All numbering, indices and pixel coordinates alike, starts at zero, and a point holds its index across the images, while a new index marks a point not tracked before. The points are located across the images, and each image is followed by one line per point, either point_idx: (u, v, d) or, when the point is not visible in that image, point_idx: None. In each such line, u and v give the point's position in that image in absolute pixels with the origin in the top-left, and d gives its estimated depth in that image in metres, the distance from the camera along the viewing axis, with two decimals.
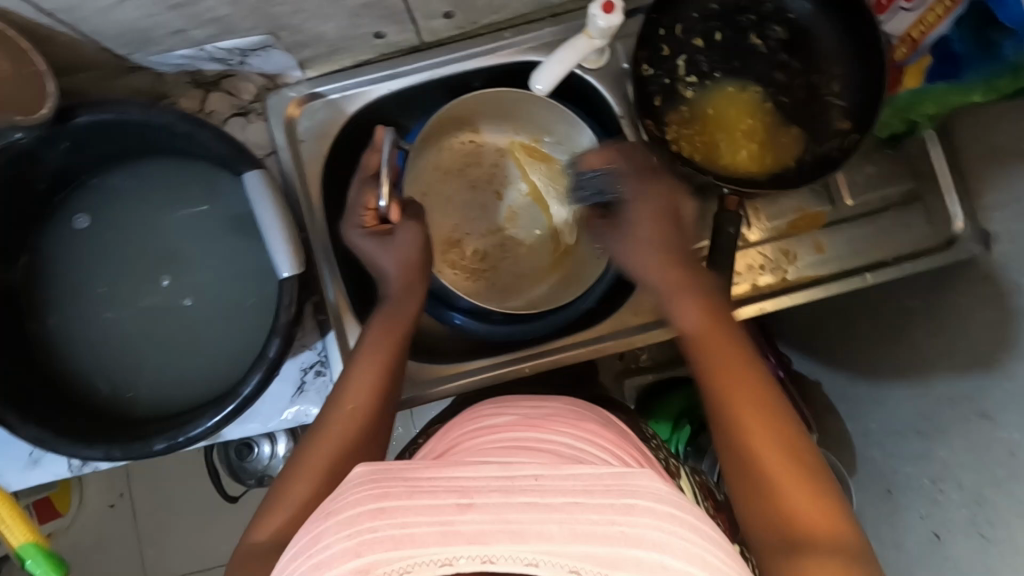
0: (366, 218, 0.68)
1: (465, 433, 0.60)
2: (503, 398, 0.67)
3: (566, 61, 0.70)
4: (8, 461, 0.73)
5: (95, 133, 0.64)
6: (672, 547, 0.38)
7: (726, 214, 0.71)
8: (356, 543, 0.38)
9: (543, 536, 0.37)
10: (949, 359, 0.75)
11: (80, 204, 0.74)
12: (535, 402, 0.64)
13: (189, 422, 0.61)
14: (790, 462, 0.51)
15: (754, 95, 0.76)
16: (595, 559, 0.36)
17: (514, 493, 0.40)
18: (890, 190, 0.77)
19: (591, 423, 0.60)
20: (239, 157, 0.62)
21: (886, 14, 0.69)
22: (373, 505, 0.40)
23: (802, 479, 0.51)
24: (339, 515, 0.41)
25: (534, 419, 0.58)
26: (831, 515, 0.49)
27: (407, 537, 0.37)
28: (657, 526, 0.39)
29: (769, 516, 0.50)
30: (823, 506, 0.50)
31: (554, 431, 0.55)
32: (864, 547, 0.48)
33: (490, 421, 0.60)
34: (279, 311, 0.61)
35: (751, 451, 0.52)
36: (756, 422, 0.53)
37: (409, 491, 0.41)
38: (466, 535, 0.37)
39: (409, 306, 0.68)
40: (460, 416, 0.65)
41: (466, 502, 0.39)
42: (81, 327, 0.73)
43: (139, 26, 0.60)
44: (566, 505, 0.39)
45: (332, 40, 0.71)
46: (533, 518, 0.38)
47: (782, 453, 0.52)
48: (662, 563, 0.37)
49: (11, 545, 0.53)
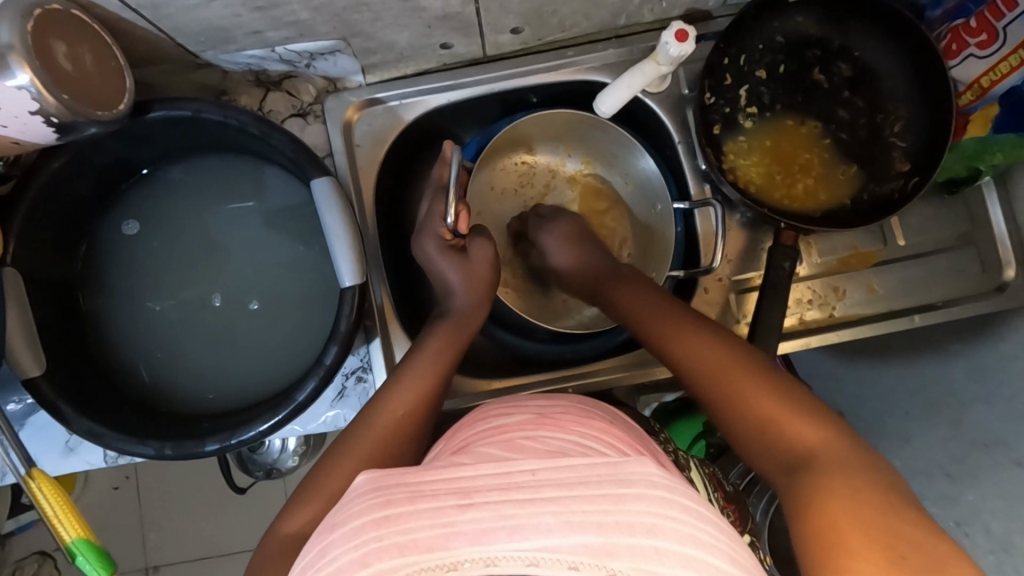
0: (441, 230, 0.71)
1: (473, 434, 0.55)
2: (508, 398, 0.62)
3: (633, 86, 0.70)
4: (45, 446, 0.71)
5: (162, 125, 0.65)
6: (665, 531, 0.39)
7: (781, 248, 0.70)
8: (363, 554, 0.39)
9: (541, 530, 0.38)
10: (989, 405, 0.75)
11: (137, 193, 0.74)
12: (541, 402, 0.60)
13: (242, 424, 0.61)
14: (782, 400, 0.53)
15: (813, 130, 0.76)
16: (590, 550, 0.37)
17: (510, 490, 0.40)
18: (943, 234, 0.77)
19: (600, 421, 0.58)
20: (309, 162, 0.62)
21: (955, 60, 0.70)
22: (378, 513, 0.40)
23: (797, 410, 0.52)
24: (347, 525, 0.41)
25: (552, 421, 0.55)
26: (826, 435, 0.50)
27: (411, 542, 0.38)
28: (647, 510, 0.40)
29: (773, 452, 0.52)
30: (819, 428, 0.51)
31: (565, 431, 0.53)
32: (866, 452, 0.49)
33: (497, 421, 0.56)
34: (339, 319, 0.61)
35: (736, 400, 0.55)
36: (737, 377, 0.56)
37: (411, 497, 0.41)
38: (468, 536, 0.38)
39: (473, 320, 0.72)
40: (464, 416, 0.60)
41: (465, 501, 0.40)
42: (126, 318, 0.73)
43: (219, 26, 0.60)
44: (559, 498, 0.40)
45: (400, 48, 0.71)
46: (529, 511, 0.39)
47: (768, 394, 0.54)
48: (655, 547, 0.38)
49: (63, 541, 0.55)
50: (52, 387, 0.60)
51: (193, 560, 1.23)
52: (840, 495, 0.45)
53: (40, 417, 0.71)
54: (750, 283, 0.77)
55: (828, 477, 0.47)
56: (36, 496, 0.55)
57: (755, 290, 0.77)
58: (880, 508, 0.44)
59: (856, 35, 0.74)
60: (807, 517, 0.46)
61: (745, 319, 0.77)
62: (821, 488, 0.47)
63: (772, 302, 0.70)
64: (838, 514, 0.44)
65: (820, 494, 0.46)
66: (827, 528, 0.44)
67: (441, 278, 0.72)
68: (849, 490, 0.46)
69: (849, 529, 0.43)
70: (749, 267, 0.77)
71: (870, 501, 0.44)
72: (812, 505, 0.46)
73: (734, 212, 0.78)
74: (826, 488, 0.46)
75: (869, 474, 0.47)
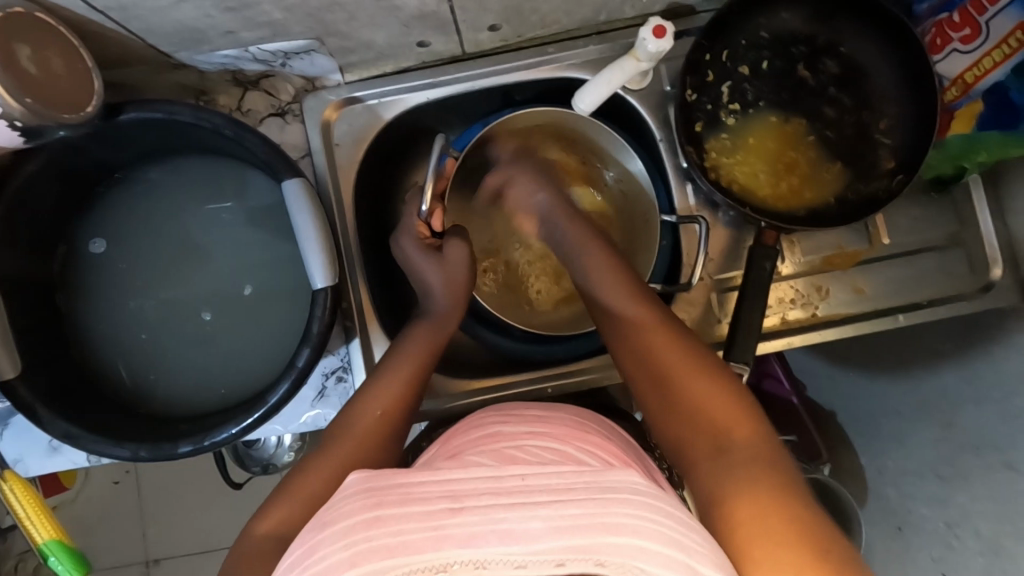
0: (418, 228, 0.72)
1: (467, 441, 0.55)
2: (506, 405, 0.63)
3: (613, 82, 0.69)
4: (29, 445, 0.71)
5: (137, 127, 0.64)
6: (649, 532, 0.40)
7: (760, 249, 0.69)
8: (353, 554, 0.40)
9: (529, 537, 0.39)
10: (978, 405, 0.75)
11: (114, 194, 0.74)
12: (541, 412, 0.60)
13: (215, 426, 0.61)
14: (715, 385, 0.56)
15: (797, 128, 0.75)
16: (576, 549, 0.38)
17: (502, 495, 0.41)
18: (931, 233, 0.76)
19: (594, 435, 0.58)
20: (283, 163, 0.62)
21: (940, 54, 0.69)
22: (369, 514, 0.41)
23: (730, 405, 0.55)
24: (337, 524, 0.42)
25: (546, 433, 0.55)
26: (750, 429, 0.53)
27: (401, 545, 0.39)
28: (633, 513, 0.41)
29: (697, 436, 0.54)
30: (749, 419, 0.54)
31: (555, 443, 0.54)
32: (781, 451, 0.52)
33: (493, 429, 0.56)
34: (311, 321, 0.61)
35: (661, 371, 0.59)
36: (676, 357, 0.59)
37: (403, 499, 0.42)
38: (458, 539, 0.39)
39: (451, 321, 0.72)
40: (459, 423, 0.61)
41: (457, 505, 0.41)
42: (105, 318, 0.74)
43: (190, 26, 0.60)
44: (548, 502, 0.41)
45: (378, 47, 0.70)
46: (519, 516, 0.40)
47: (702, 381, 0.57)
48: (640, 547, 0.39)
49: (36, 542, 0.55)
50: (30, 390, 0.60)
51: (192, 553, 1.24)
52: (758, 483, 0.49)
53: (22, 419, 0.71)
54: (733, 282, 0.76)
55: (743, 466, 0.50)
56: (9, 499, 0.56)
57: (736, 289, 0.76)
58: (786, 496, 0.47)
59: (844, 31, 0.72)
60: (722, 500, 0.49)
61: (727, 319, 0.76)
62: (735, 476, 0.50)
63: (750, 304, 0.68)
64: (753, 498, 0.48)
65: (732, 482, 0.50)
66: (736, 505, 0.48)
67: (420, 279, 0.72)
68: (761, 484, 0.49)
69: (755, 510, 0.47)
70: (732, 266, 0.77)
71: (774, 489, 0.48)
72: (728, 487, 0.49)
73: (717, 212, 0.77)
74: (742, 474, 0.50)
75: (778, 466, 0.50)
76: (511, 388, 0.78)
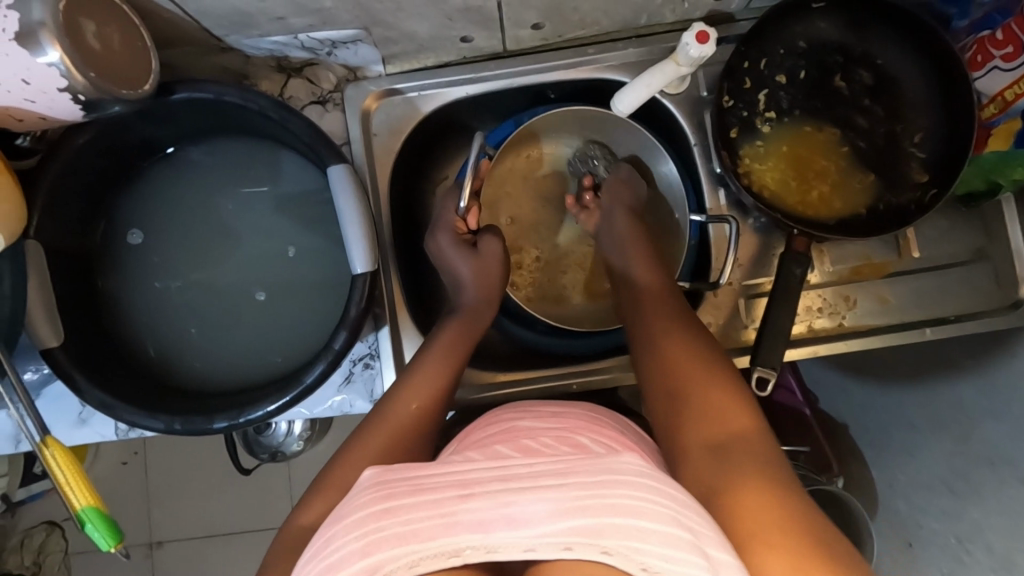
0: (457, 224, 0.74)
1: (485, 436, 0.56)
2: (519, 403, 0.64)
3: (653, 85, 0.70)
4: (60, 417, 0.72)
5: (185, 107, 0.66)
6: (651, 512, 0.39)
7: (792, 255, 0.69)
8: (366, 543, 0.40)
9: (534, 521, 0.39)
10: (997, 420, 0.74)
11: (155, 175, 0.75)
12: (555, 408, 0.61)
13: (249, 403, 0.62)
14: (724, 386, 0.57)
15: (831, 138, 0.75)
16: (581, 531, 0.38)
17: (510, 480, 0.43)
18: (959, 247, 0.77)
19: (611, 429, 0.58)
20: (326, 149, 0.63)
21: (981, 71, 0.69)
22: (380, 505, 0.43)
23: (735, 402, 0.56)
24: (348, 518, 0.43)
25: (560, 427, 0.56)
26: (753, 428, 0.54)
27: (412, 532, 0.40)
28: (632, 494, 0.40)
29: (699, 434, 0.55)
30: (748, 411, 0.55)
31: (576, 438, 0.54)
32: (779, 452, 0.52)
33: (510, 424, 0.57)
34: (348, 304, 0.62)
35: (676, 367, 0.60)
36: (690, 355, 0.61)
37: (412, 491, 0.43)
38: (467, 525, 0.40)
39: (484, 313, 0.73)
40: (477, 420, 0.62)
41: (465, 493, 0.42)
42: (140, 295, 0.75)
43: (244, 10, 0.61)
44: (553, 486, 0.41)
45: (421, 39, 0.71)
46: (525, 500, 0.41)
47: (714, 380, 0.58)
48: (640, 526, 0.38)
49: (73, 507, 0.57)
50: (68, 357, 0.61)
51: (195, 538, 1.25)
52: (754, 478, 0.49)
53: (57, 388, 0.72)
54: (761, 288, 0.77)
55: (740, 462, 0.50)
56: (48, 465, 0.57)
57: (764, 296, 0.77)
58: (781, 490, 0.47)
59: (878, 42, 0.73)
60: (719, 494, 0.49)
61: (754, 324, 0.77)
62: (733, 470, 0.50)
63: (780, 309, 0.68)
64: (749, 490, 0.48)
65: (730, 476, 0.49)
66: (733, 498, 0.48)
67: (452, 272, 0.73)
68: (762, 476, 0.49)
69: (752, 501, 0.47)
70: (761, 273, 0.77)
71: (769, 484, 0.48)
72: (726, 481, 0.49)
73: (748, 218, 0.77)
74: (739, 468, 0.50)
75: (772, 464, 0.50)
76: (537, 383, 0.77)
